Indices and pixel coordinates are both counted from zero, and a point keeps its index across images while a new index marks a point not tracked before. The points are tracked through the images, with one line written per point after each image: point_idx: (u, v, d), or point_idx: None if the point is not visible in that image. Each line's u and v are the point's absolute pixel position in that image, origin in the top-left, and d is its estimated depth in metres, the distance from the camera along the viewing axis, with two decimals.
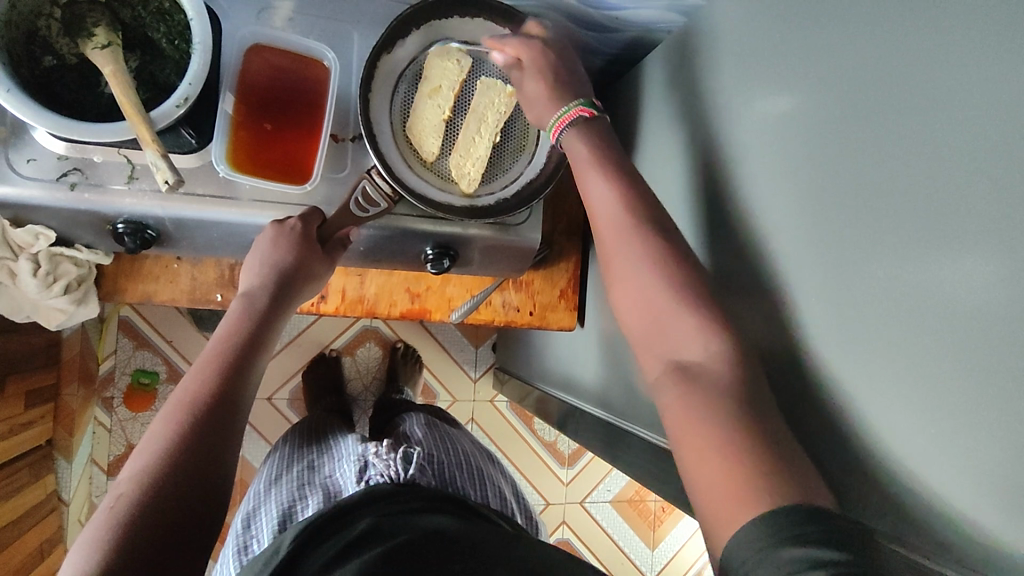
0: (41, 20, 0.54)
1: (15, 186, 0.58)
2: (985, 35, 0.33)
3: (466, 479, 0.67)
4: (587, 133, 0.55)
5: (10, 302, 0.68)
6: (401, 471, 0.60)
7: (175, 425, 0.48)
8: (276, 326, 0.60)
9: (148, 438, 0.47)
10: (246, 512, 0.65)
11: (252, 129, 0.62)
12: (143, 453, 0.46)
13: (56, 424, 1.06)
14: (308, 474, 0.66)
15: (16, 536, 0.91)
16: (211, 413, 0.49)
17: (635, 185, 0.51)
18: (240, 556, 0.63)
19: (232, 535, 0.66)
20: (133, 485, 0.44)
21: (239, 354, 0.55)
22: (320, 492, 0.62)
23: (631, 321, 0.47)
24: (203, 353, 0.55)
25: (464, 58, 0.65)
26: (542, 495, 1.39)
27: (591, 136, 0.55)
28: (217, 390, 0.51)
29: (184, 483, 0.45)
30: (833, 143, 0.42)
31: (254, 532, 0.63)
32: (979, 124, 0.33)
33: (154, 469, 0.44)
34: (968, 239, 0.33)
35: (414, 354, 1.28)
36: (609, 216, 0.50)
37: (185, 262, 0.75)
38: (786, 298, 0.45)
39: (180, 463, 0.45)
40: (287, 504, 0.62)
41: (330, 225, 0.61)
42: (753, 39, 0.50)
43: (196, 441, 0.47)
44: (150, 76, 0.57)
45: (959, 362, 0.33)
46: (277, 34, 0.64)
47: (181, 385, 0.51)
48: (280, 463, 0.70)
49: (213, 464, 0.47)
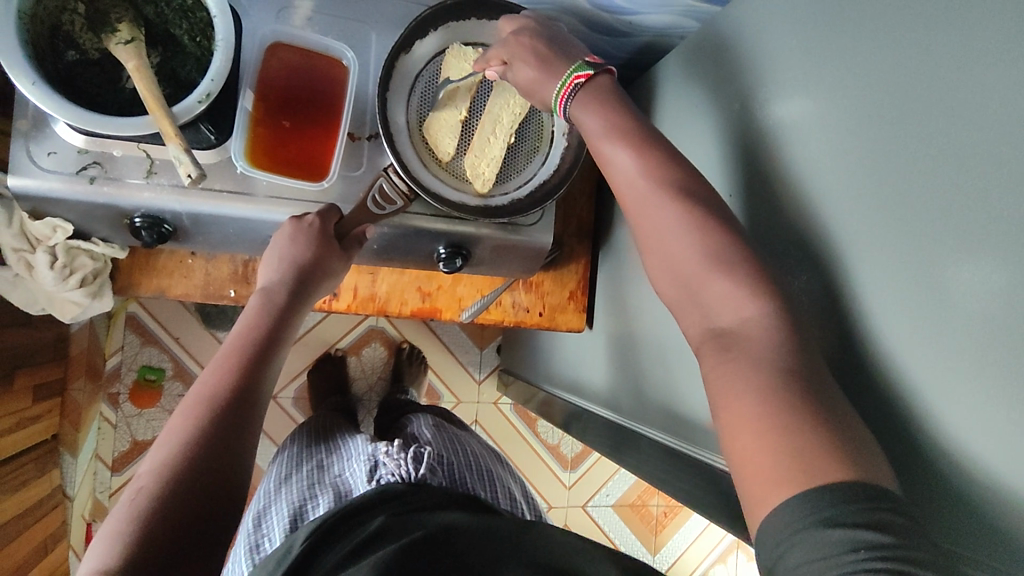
0: (65, 16, 0.54)
1: (35, 179, 0.58)
2: (1002, 42, 0.34)
3: (477, 479, 0.67)
4: (589, 100, 0.52)
5: (26, 295, 0.70)
6: (411, 470, 0.61)
7: (194, 419, 0.48)
8: (295, 322, 0.61)
9: (168, 432, 0.48)
10: (256, 511, 0.65)
11: (270, 126, 0.63)
12: (163, 447, 0.47)
13: (62, 418, 1.07)
14: (318, 474, 0.67)
15: (20, 530, 0.91)
16: (229, 407, 0.50)
17: (649, 137, 0.49)
18: (252, 556, 0.63)
19: (242, 535, 0.66)
20: (154, 478, 0.44)
21: (257, 350, 0.55)
22: (331, 492, 0.63)
23: (666, 290, 0.45)
24: (221, 348, 0.55)
25: None
26: (545, 497, 1.39)
27: (596, 99, 0.52)
28: (236, 384, 0.51)
29: (202, 477, 0.45)
30: (852, 151, 0.42)
31: (265, 531, 0.63)
32: (997, 128, 0.34)
33: (174, 462, 0.45)
34: (984, 245, 0.34)
35: (419, 355, 1.28)
36: (630, 188, 0.48)
37: (198, 258, 0.76)
38: (803, 302, 0.46)
39: (198, 457, 0.46)
40: (298, 503, 0.63)
41: (346, 223, 0.62)
42: (770, 46, 0.51)
43: (214, 436, 0.47)
44: (171, 72, 0.58)
45: (976, 364, 0.34)
46: (298, 33, 0.64)
47: (200, 379, 0.52)
48: (289, 462, 0.71)
49: (230, 458, 0.47)
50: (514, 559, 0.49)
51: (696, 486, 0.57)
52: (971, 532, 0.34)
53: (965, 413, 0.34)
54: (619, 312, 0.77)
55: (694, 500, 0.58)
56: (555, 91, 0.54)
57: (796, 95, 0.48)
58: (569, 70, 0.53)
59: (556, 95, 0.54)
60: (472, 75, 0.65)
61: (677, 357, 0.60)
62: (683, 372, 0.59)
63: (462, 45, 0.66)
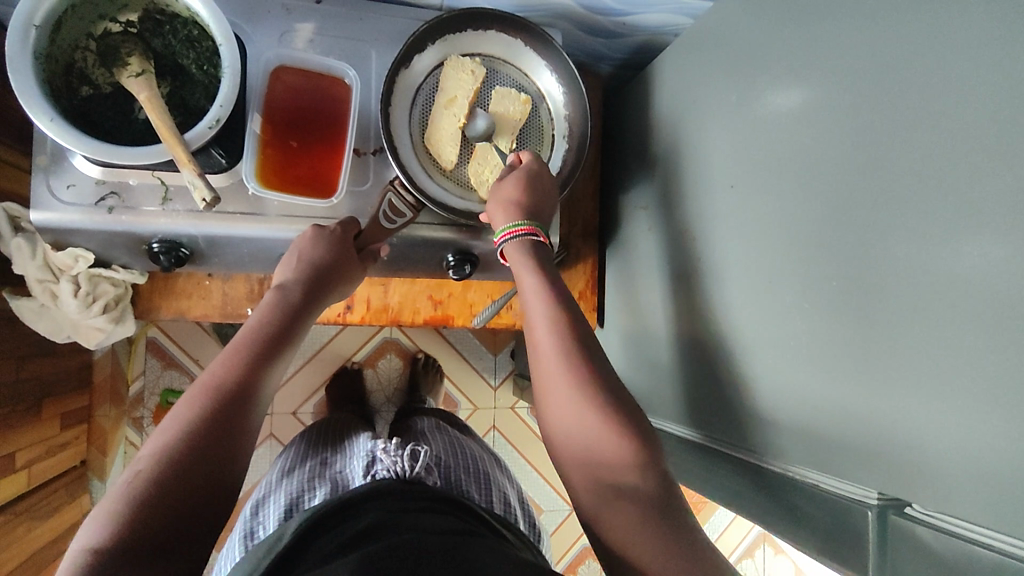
0: (78, 53, 0.57)
1: (56, 212, 0.60)
2: (992, 23, 0.35)
3: (473, 481, 0.68)
4: (528, 249, 0.62)
5: (52, 324, 0.73)
6: (406, 467, 0.62)
7: (197, 408, 0.49)
8: (304, 322, 0.62)
9: (170, 419, 0.48)
10: (256, 500, 0.69)
11: (278, 147, 0.65)
12: (164, 432, 0.47)
13: (89, 445, 1.10)
14: (320, 468, 0.69)
15: (56, 555, 0.93)
16: (231, 399, 0.51)
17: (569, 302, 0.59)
18: (247, 541, 0.65)
19: (239, 522, 0.69)
20: (152, 462, 0.45)
21: (263, 345, 0.56)
22: (328, 484, 0.65)
23: None
24: (231, 341, 0.56)
25: (478, 69, 0.68)
26: (567, 500, 1.39)
27: (533, 252, 0.62)
28: (240, 378, 0.53)
29: (201, 464, 0.46)
30: (858, 135, 0.43)
31: (260, 519, 0.66)
32: (991, 105, 0.35)
33: (174, 449, 0.46)
34: (984, 221, 0.35)
35: (435, 364, 1.31)
36: (534, 304, 0.58)
37: (215, 278, 0.78)
38: (810, 286, 0.47)
39: (197, 446, 0.46)
40: (295, 494, 0.65)
41: (365, 237, 0.65)
42: (769, 40, 0.53)
43: (215, 426, 0.48)
44: (181, 100, 0.60)
45: (982, 334, 0.35)
46: (298, 54, 0.66)
47: (207, 369, 0.53)
48: (294, 457, 0.74)
49: (229, 449, 0.48)
50: (499, 551, 0.48)
51: (724, 475, 0.58)
52: (970, 497, 0.36)
53: (968, 384, 0.35)
54: (630, 309, 0.78)
55: (717, 489, 0.59)
56: (502, 225, 0.63)
57: (793, 87, 0.50)
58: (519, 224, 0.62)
59: (497, 229, 0.64)
60: (471, 83, 0.67)
61: (695, 349, 0.62)
62: (703, 362, 0.61)
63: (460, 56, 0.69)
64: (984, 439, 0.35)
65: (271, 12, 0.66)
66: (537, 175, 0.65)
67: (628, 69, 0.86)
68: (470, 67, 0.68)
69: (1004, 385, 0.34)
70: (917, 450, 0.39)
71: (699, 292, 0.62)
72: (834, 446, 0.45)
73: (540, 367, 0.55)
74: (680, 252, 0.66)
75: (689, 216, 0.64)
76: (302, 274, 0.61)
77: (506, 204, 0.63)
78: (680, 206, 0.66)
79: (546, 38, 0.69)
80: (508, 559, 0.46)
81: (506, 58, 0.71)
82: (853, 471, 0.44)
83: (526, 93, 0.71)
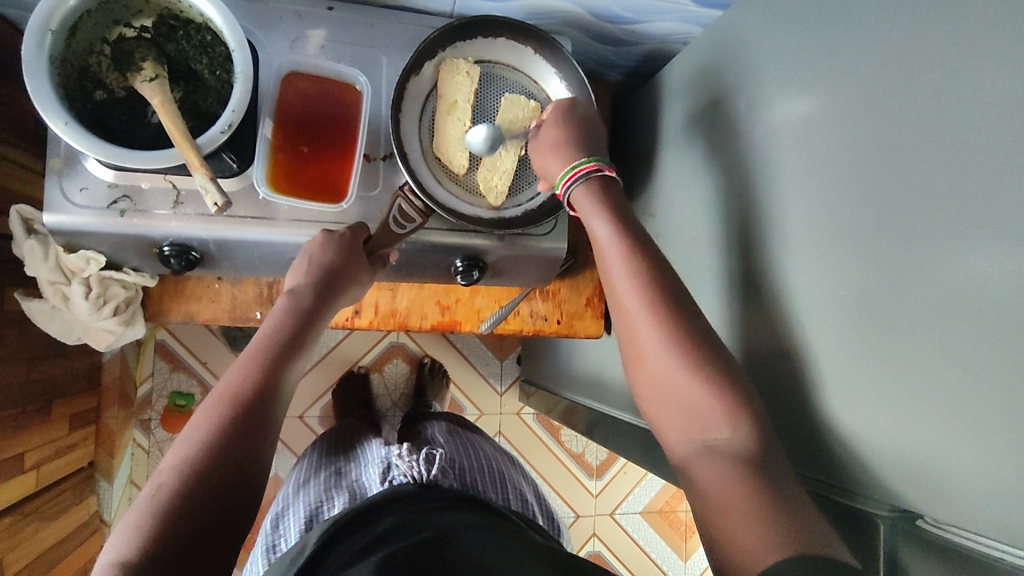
0: (92, 57, 0.58)
1: (69, 215, 0.61)
2: (1005, 38, 0.35)
3: (489, 483, 0.68)
4: (597, 188, 0.61)
5: (63, 326, 0.73)
6: (423, 472, 0.62)
7: (217, 416, 0.49)
8: (316, 326, 0.62)
9: (190, 428, 0.49)
10: (275, 513, 0.69)
11: (289, 152, 0.66)
12: (183, 444, 0.47)
13: (97, 446, 1.11)
14: (337, 478, 0.69)
15: (62, 556, 0.93)
16: (250, 406, 0.51)
17: (642, 236, 0.58)
18: (269, 554, 0.66)
19: (260, 536, 0.69)
20: (174, 472, 0.45)
21: (279, 351, 0.56)
22: (346, 493, 0.65)
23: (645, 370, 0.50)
24: (247, 347, 0.56)
25: (473, 70, 0.68)
26: (573, 507, 1.39)
27: (602, 192, 0.61)
28: (259, 384, 0.53)
29: (222, 472, 0.46)
30: (876, 146, 0.43)
31: (281, 531, 0.66)
32: (1002, 117, 0.35)
33: (194, 460, 0.46)
34: (992, 233, 0.35)
35: (441, 369, 1.31)
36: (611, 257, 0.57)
37: (225, 282, 0.79)
38: (821, 297, 0.47)
39: (217, 454, 0.46)
40: (314, 504, 0.65)
41: (374, 242, 0.65)
42: (781, 50, 0.53)
43: (233, 434, 0.48)
44: (193, 105, 0.60)
45: (992, 346, 0.35)
46: (311, 62, 0.67)
47: (224, 377, 0.53)
48: (309, 467, 0.74)
49: (249, 457, 0.48)
50: (522, 544, 0.48)
51: None
52: (975, 509, 0.36)
53: (976, 397, 0.35)
54: None
55: None
56: (568, 168, 0.61)
57: (807, 95, 0.50)
58: (588, 159, 0.61)
59: (565, 172, 0.62)
60: (469, 86, 0.68)
61: None
62: None
63: (454, 57, 0.69)
64: (989, 452, 0.35)
65: (284, 18, 0.67)
66: (582, 118, 0.65)
67: (637, 78, 0.86)
68: (465, 69, 0.68)
69: (1015, 397, 0.33)
70: (923, 464, 0.39)
71: (713, 301, 0.62)
72: (846, 453, 0.45)
73: (625, 325, 0.54)
74: (692, 260, 0.66)
75: (701, 224, 0.64)
76: (315, 278, 0.61)
77: (552, 151, 0.63)
78: (693, 212, 0.66)
79: (556, 46, 0.69)
80: (529, 553, 0.46)
81: (515, 65, 0.72)
82: (861, 476, 0.44)
83: (535, 100, 0.72)
